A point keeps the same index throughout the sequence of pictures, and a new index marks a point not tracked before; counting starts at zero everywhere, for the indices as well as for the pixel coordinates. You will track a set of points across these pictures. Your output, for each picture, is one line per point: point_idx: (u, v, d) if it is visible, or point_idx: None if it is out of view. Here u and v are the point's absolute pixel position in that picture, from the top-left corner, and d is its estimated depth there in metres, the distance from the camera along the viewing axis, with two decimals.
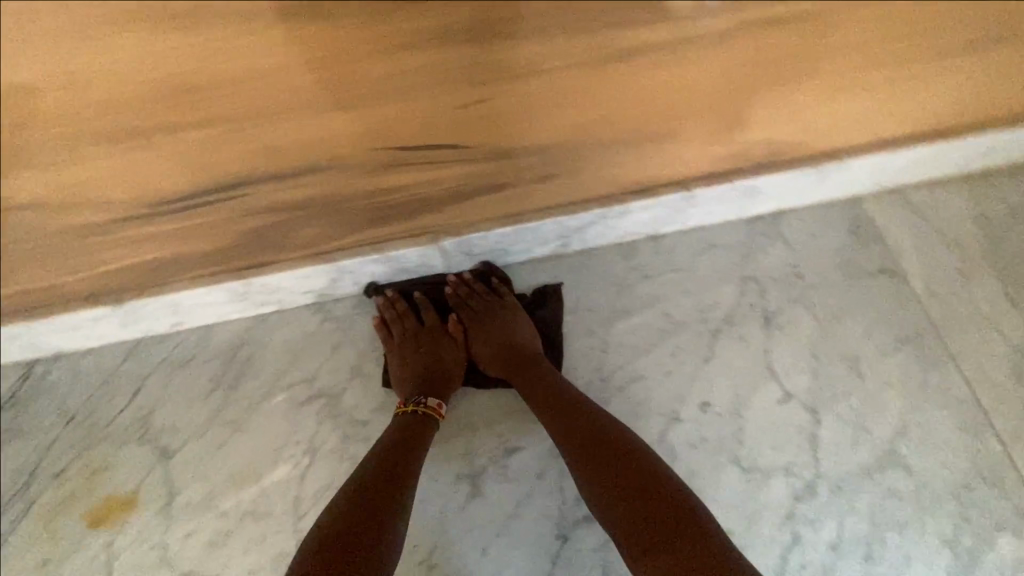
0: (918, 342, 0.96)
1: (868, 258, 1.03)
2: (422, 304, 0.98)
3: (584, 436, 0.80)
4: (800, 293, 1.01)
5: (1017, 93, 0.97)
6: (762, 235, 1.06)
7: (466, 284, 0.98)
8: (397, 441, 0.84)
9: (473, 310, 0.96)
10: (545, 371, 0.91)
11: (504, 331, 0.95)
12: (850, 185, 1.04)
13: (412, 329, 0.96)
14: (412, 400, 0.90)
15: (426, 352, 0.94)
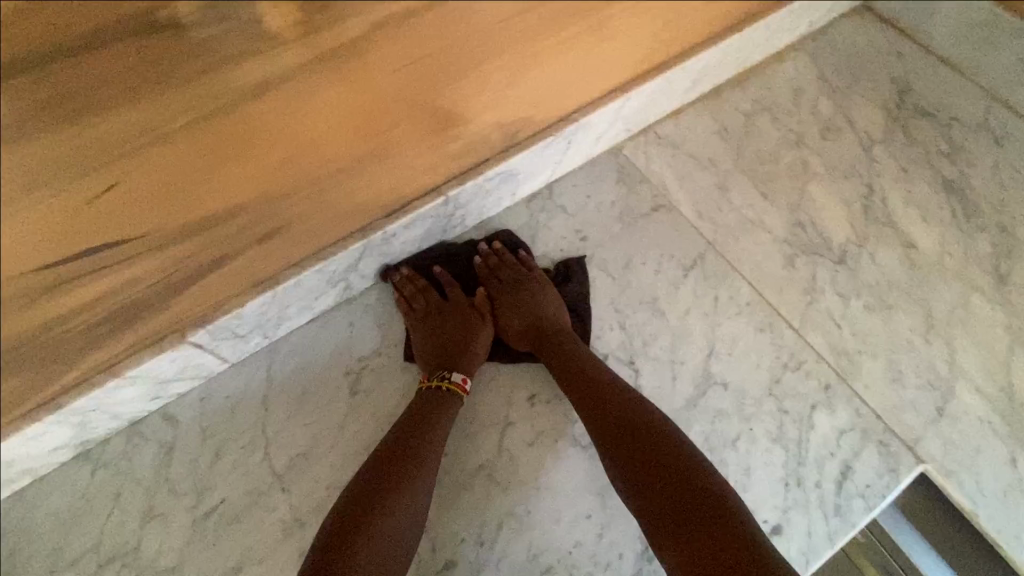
0: (701, 264, 1.01)
1: (639, 200, 1.07)
2: (450, 281, 0.95)
3: (619, 417, 0.77)
4: (589, 254, 1.03)
5: (697, 26, 1.07)
6: (541, 210, 1.06)
7: (497, 256, 0.97)
8: (422, 423, 0.80)
9: (502, 281, 0.94)
10: (569, 343, 0.88)
11: (534, 301, 0.92)
12: (600, 140, 1.07)
13: (430, 304, 0.92)
14: (430, 384, 0.85)
15: (444, 327, 0.90)
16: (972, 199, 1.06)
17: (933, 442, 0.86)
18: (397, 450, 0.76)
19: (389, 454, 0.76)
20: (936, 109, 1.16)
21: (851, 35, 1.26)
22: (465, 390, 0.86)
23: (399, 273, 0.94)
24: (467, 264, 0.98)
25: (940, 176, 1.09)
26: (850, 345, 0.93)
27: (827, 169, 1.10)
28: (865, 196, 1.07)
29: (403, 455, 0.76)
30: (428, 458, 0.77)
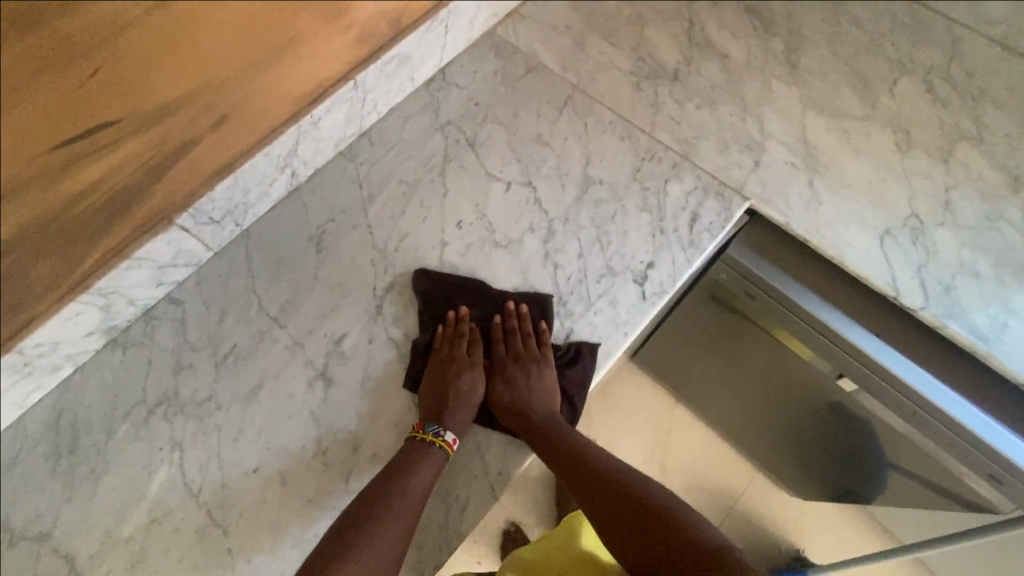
0: (571, 102, 1.28)
1: (515, 67, 1.32)
2: (466, 339, 1.04)
3: (586, 482, 0.92)
4: (483, 115, 1.28)
5: None
6: (439, 90, 1.30)
7: (500, 332, 1.06)
8: (421, 470, 0.91)
9: (506, 352, 1.03)
10: (554, 429, 0.97)
11: (537, 381, 1.00)
12: (474, 25, 1.32)
13: (442, 353, 1.02)
14: (418, 440, 0.94)
15: (444, 382, 0.99)
16: (768, 14, 1.36)
17: (754, 185, 1.16)
18: (388, 492, 0.87)
19: (380, 499, 0.87)
20: None
21: None
22: (453, 449, 0.94)
23: (429, 312, 1.05)
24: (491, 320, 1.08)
25: (743, 3, 1.38)
26: (689, 134, 1.22)
27: (657, 15, 1.37)
28: (688, 28, 1.35)
29: (396, 501, 0.86)
30: (407, 514, 0.86)
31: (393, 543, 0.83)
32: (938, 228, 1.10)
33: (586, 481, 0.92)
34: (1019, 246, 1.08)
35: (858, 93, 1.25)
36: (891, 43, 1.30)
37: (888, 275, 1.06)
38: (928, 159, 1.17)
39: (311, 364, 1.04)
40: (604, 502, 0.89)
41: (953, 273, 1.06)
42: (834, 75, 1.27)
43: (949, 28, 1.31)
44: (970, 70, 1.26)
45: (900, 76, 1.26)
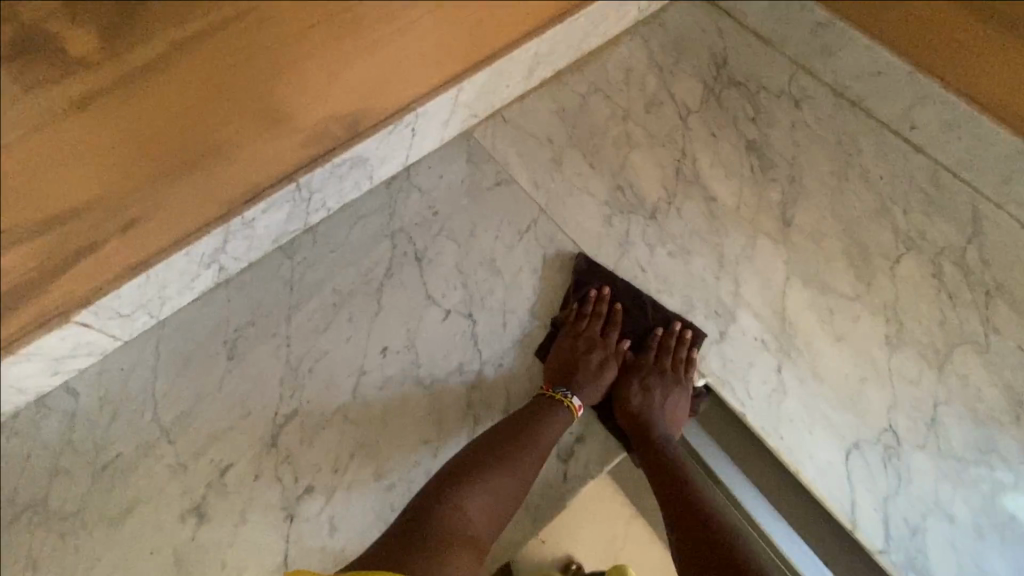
0: (534, 228, 1.17)
1: (484, 177, 1.23)
2: (615, 329, 1.06)
3: (684, 505, 0.87)
4: (438, 227, 1.18)
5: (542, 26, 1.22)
6: (400, 191, 1.21)
7: (657, 338, 1.05)
8: (545, 431, 0.94)
9: (646, 361, 1.03)
10: (667, 444, 0.95)
11: (668, 397, 0.99)
12: (448, 125, 1.22)
13: (587, 331, 1.05)
14: (550, 398, 0.97)
15: (583, 357, 1.02)
16: (770, 156, 1.23)
17: (714, 358, 1.04)
18: (529, 435, 0.93)
19: (524, 437, 0.93)
20: (746, 78, 1.32)
21: (682, 15, 1.41)
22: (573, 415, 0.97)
23: (592, 291, 1.08)
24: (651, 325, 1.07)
25: (745, 138, 1.25)
26: (653, 288, 1.10)
27: (647, 139, 1.26)
28: (678, 160, 1.23)
29: (531, 453, 0.92)
30: (531, 463, 0.91)
31: (522, 484, 0.89)
32: (917, 451, 0.96)
33: (685, 505, 0.87)
34: (1007, 489, 0.93)
35: (853, 266, 1.11)
36: (902, 211, 1.16)
37: (847, 502, 0.93)
38: (920, 360, 1.02)
39: (189, 495, 0.96)
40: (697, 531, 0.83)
41: (924, 512, 0.92)
42: (831, 240, 1.13)
43: (972, 201, 1.16)
44: (989, 257, 1.10)
45: (905, 251, 1.12)
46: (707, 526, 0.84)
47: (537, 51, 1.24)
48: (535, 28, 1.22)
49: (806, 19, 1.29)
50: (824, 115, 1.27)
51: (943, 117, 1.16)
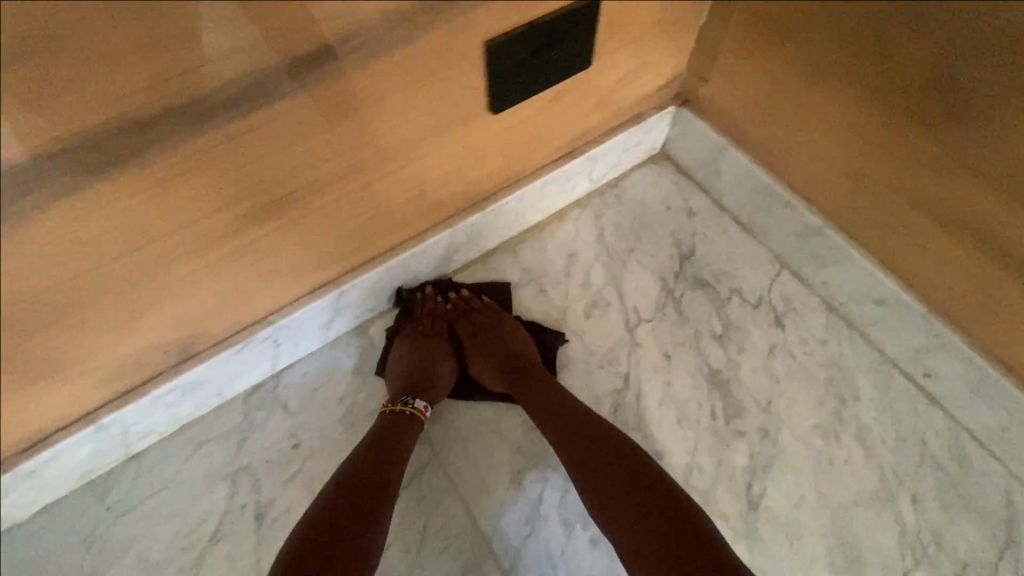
0: (420, 479, 0.90)
1: (369, 396, 0.96)
2: (441, 313, 0.98)
3: (608, 468, 0.76)
4: (297, 468, 0.91)
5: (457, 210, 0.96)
6: (259, 408, 0.94)
7: (464, 300, 1.00)
8: (388, 437, 0.83)
9: (474, 324, 0.97)
10: (537, 376, 0.91)
11: (503, 340, 0.95)
12: (330, 326, 0.97)
13: (419, 329, 0.96)
14: (399, 410, 0.86)
15: (421, 357, 0.92)
16: (737, 396, 0.95)
17: None
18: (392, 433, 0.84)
19: (384, 448, 0.81)
20: (715, 278, 1.06)
21: (644, 188, 1.16)
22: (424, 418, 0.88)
23: (418, 291, 1.00)
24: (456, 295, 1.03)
25: (707, 366, 0.98)
26: None
27: (583, 356, 1.00)
28: (617, 392, 0.97)
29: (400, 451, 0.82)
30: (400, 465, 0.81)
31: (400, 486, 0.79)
32: None
33: (592, 446, 0.79)
34: None
35: None
36: (911, 497, 0.87)
37: None
38: None
39: None
40: (631, 505, 0.72)
41: None
42: (808, 536, 0.86)
43: (1007, 489, 0.87)
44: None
45: (911, 566, 0.84)
46: (634, 486, 0.73)
47: (450, 238, 0.99)
48: (449, 213, 0.96)
49: (792, 219, 1.00)
50: (813, 340, 0.99)
51: (965, 379, 0.87)
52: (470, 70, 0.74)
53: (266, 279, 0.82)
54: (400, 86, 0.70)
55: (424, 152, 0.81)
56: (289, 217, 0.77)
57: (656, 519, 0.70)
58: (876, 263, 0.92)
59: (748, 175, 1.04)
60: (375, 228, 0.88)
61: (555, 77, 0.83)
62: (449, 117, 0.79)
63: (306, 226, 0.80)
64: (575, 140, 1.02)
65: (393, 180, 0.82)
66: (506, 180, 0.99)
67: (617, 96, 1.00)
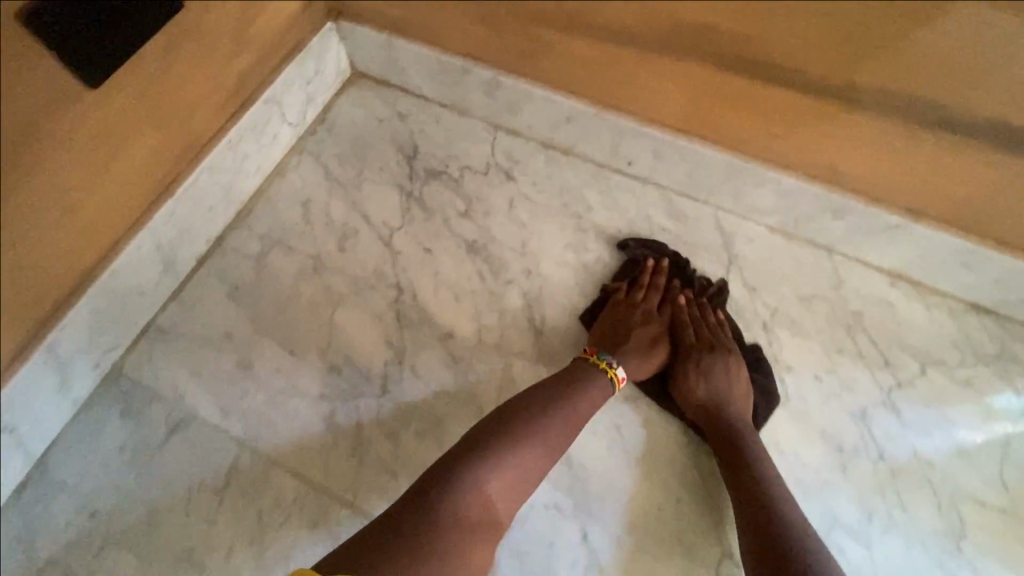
0: (237, 474, 0.86)
1: (152, 428, 0.89)
2: (661, 303, 0.96)
3: (759, 514, 0.75)
4: (102, 534, 0.84)
5: (148, 203, 0.89)
6: (37, 500, 0.86)
7: (703, 305, 0.95)
8: (559, 404, 0.81)
9: (699, 338, 0.91)
10: (739, 431, 0.84)
11: (726, 373, 0.87)
12: (72, 384, 0.88)
13: (643, 304, 0.94)
14: (585, 362, 0.87)
15: (627, 326, 0.91)
16: (496, 253, 1.03)
17: (509, 561, 0.83)
18: (547, 419, 0.80)
19: (529, 435, 0.78)
20: (444, 164, 1.10)
21: (350, 111, 1.15)
22: (619, 382, 0.87)
23: (646, 262, 0.97)
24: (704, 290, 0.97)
25: (463, 242, 1.04)
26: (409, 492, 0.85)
27: (353, 288, 1.00)
28: (395, 300, 0.99)
29: (548, 439, 0.79)
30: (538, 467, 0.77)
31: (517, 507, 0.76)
32: None
33: (753, 506, 0.76)
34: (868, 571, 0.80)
35: None
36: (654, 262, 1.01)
37: None
38: None
39: None
40: (758, 549, 0.72)
41: None
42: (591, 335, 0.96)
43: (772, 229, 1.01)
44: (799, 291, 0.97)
45: None
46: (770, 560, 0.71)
47: (154, 239, 0.91)
48: (139, 211, 0.88)
49: (474, 81, 1.05)
50: (541, 178, 1.08)
51: (651, 148, 0.98)
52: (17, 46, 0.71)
53: None
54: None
55: (33, 156, 0.75)
56: None
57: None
58: (543, 88, 1.00)
59: (422, 57, 1.07)
60: (41, 255, 0.79)
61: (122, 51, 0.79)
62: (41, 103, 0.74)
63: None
64: (241, 88, 0.97)
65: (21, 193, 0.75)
66: (183, 156, 0.91)
67: (254, 30, 0.97)
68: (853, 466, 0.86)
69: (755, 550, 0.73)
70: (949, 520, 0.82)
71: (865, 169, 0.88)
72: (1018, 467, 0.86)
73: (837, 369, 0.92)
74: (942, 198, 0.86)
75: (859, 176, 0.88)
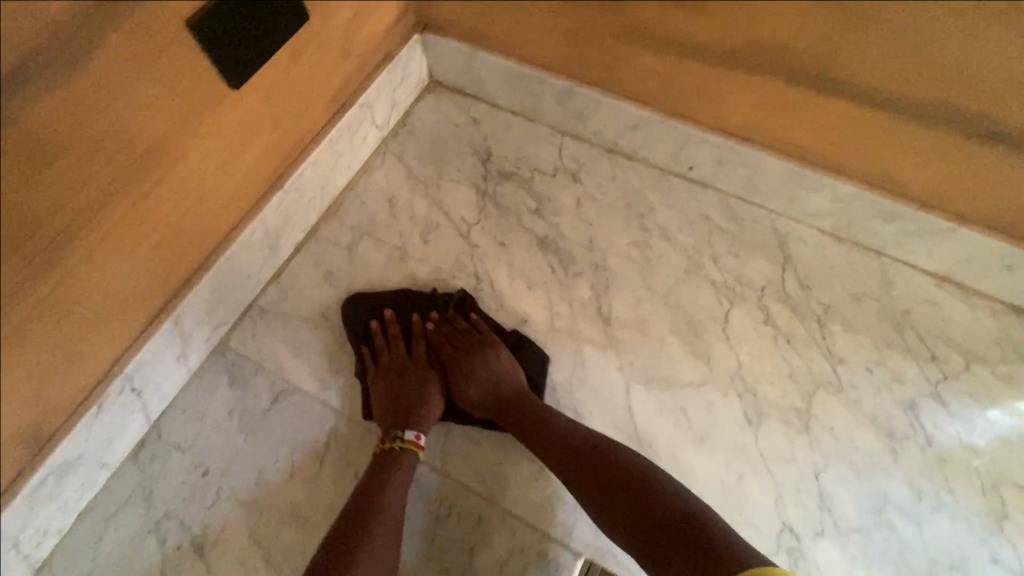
0: (335, 440, 0.95)
1: (256, 397, 0.98)
2: (419, 338, 1.01)
3: (588, 474, 0.84)
4: (215, 490, 0.92)
5: (264, 191, 1.00)
6: (152, 459, 0.94)
7: (445, 322, 1.02)
8: (399, 422, 0.91)
9: (457, 346, 0.99)
10: (525, 404, 0.93)
11: (486, 365, 0.96)
12: (188, 354, 0.97)
13: (393, 361, 0.98)
14: (415, 416, 0.92)
15: (404, 360, 0.98)
16: (565, 248, 1.12)
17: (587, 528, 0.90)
18: (410, 417, 0.92)
19: (399, 432, 0.90)
20: (516, 166, 1.19)
21: (429, 116, 1.24)
22: (418, 448, 0.90)
23: (385, 314, 1.02)
24: (445, 311, 1.04)
25: (535, 237, 1.13)
26: (491, 462, 0.94)
27: (435, 276, 1.09)
28: (474, 288, 1.08)
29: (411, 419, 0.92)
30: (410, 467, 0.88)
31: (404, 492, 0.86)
32: (819, 540, 0.87)
33: (590, 466, 0.84)
34: (915, 546, 0.87)
35: (687, 344, 1.02)
36: (712, 260, 1.09)
37: None
38: (784, 429, 0.94)
39: None
40: (633, 521, 0.78)
41: None
42: (656, 323, 1.04)
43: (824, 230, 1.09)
44: (850, 289, 1.05)
45: (730, 306, 1.04)
46: (639, 512, 0.78)
47: (264, 226, 1.01)
48: (256, 198, 0.99)
49: (549, 90, 1.14)
50: (606, 181, 1.17)
51: (714, 155, 1.08)
52: (186, 51, 0.79)
53: (102, 320, 0.83)
54: (131, 80, 0.75)
55: (191, 145, 0.85)
56: (88, 247, 0.78)
57: (645, 519, 0.78)
58: (616, 97, 1.09)
59: (501, 67, 1.16)
60: (185, 233, 0.90)
61: (268, 52, 0.89)
62: (199, 100, 0.83)
63: (114, 253, 0.81)
64: (338, 95, 1.07)
65: (178, 179, 0.85)
66: (293, 151, 1.02)
67: (356, 42, 1.07)
68: (903, 452, 0.92)
69: (642, 541, 0.77)
70: (991, 503, 0.89)
71: (927, 177, 0.94)
72: None
73: (887, 363, 0.99)
74: (995, 205, 0.93)
75: (917, 183, 0.96)
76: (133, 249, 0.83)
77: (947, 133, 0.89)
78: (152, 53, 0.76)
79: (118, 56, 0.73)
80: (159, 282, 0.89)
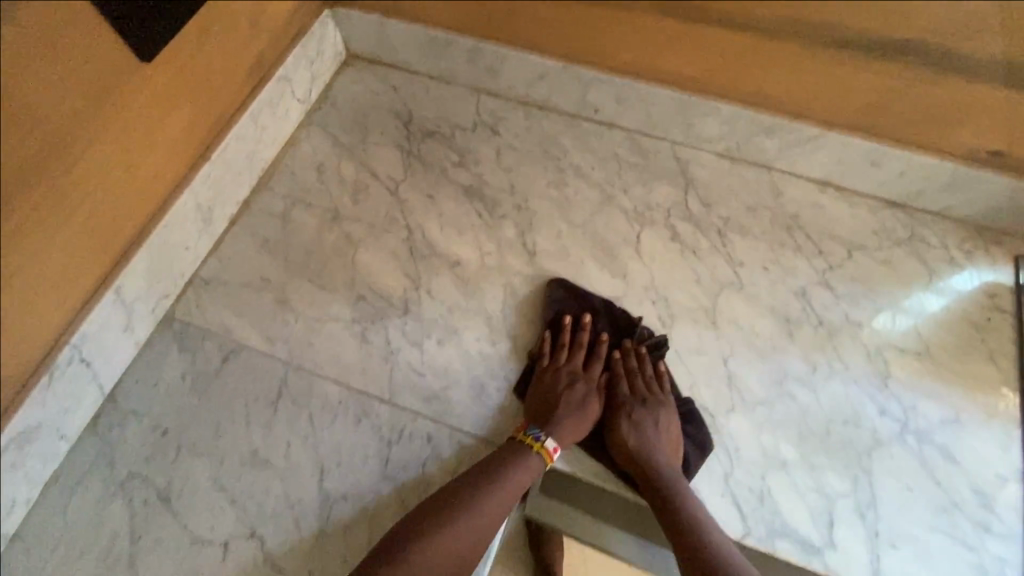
0: (286, 389, 1.01)
1: (207, 359, 1.04)
2: (598, 375, 1.01)
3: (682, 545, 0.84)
4: (175, 446, 0.97)
5: (192, 164, 1.05)
6: (111, 427, 0.99)
7: (643, 356, 1.02)
8: (534, 470, 0.91)
9: (636, 390, 0.99)
10: (676, 475, 0.91)
11: (668, 424, 0.95)
12: (135, 325, 1.01)
13: (567, 362, 1.01)
14: (559, 422, 0.94)
15: (568, 361, 1.01)
16: (489, 194, 1.20)
17: None
18: (523, 453, 0.91)
19: (516, 475, 0.89)
20: (437, 125, 1.27)
21: (349, 87, 1.31)
22: (551, 459, 0.92)
23: (567, 317, 1.04)
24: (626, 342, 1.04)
25: (461, 187, 1.21)
26: (436, 387, 1.02)
27: (369, 232, 1.15)
28: (407, 239, 1.15)
29: (516, 477, 0.89)
30: (497, 509, 0.87)
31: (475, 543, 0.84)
32: (731, 415, 0.98)
33: (694, 536, 0.84)
34: (815, 409, 0.98)
35: (606, 267, 1.12)
36: (623, 190, 1.19)
37: None
38: (695, 328, 1.05)
39: None
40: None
41: (763, 471, 0.94)
42: (577, 251, 1.13)
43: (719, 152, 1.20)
44: (745, 201, 1.16)
45: (642, 229, 1.15)
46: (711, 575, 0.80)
47: (196, 199, 1.06)
48: (184, 171, 1.04)
49: (457, 50, 1.22)
50: (522, 130, 1.25)
51: (612, 94, 1.18)
52: (93, 22, 0.85)
53: (46, 290, 0.87)
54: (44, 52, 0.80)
55: (111, 116, 0.90)
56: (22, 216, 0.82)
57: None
58: (520, 49, 1.18)
59: (411, 33, 1.23)
60: (118, 203, 0.94)
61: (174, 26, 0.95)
62: (113, 73, 0.89)
63: (50, 222, 0.85)
64: (254, 70, 1.13)
65: (104, 149, 0.90)
66: (216, 125, 1.08)
67: (265, 18, 1.13)
68: (800, 333, 1.04)
69: None
70: (877, 365, 1.02)
71: (792, 90, 1.07)
72: (930, 322, 1.05)
73: (782, 261, 1.11)
74: (853, 107, 1.06)
75: (785, 97, 1.08)
76: (70, 219, 0.88)
77: (803, 47, 1.02)
78: (60, 26, 0.81)
79: (25, 27, 0.77)
80: (99, 251, 0.93)
